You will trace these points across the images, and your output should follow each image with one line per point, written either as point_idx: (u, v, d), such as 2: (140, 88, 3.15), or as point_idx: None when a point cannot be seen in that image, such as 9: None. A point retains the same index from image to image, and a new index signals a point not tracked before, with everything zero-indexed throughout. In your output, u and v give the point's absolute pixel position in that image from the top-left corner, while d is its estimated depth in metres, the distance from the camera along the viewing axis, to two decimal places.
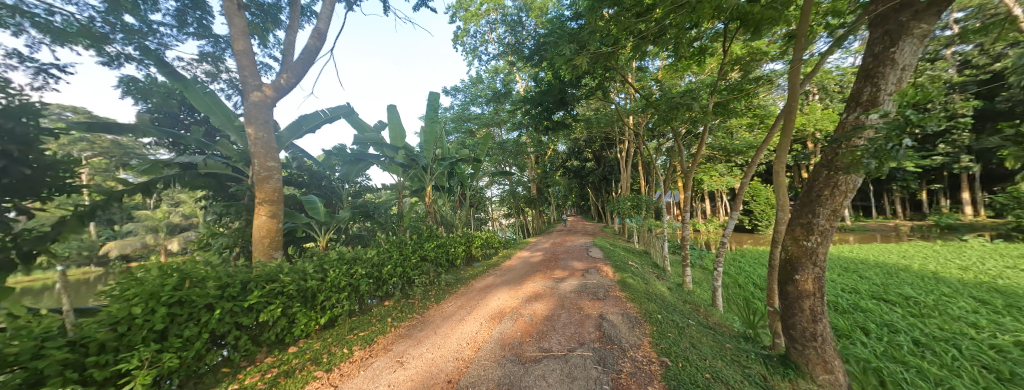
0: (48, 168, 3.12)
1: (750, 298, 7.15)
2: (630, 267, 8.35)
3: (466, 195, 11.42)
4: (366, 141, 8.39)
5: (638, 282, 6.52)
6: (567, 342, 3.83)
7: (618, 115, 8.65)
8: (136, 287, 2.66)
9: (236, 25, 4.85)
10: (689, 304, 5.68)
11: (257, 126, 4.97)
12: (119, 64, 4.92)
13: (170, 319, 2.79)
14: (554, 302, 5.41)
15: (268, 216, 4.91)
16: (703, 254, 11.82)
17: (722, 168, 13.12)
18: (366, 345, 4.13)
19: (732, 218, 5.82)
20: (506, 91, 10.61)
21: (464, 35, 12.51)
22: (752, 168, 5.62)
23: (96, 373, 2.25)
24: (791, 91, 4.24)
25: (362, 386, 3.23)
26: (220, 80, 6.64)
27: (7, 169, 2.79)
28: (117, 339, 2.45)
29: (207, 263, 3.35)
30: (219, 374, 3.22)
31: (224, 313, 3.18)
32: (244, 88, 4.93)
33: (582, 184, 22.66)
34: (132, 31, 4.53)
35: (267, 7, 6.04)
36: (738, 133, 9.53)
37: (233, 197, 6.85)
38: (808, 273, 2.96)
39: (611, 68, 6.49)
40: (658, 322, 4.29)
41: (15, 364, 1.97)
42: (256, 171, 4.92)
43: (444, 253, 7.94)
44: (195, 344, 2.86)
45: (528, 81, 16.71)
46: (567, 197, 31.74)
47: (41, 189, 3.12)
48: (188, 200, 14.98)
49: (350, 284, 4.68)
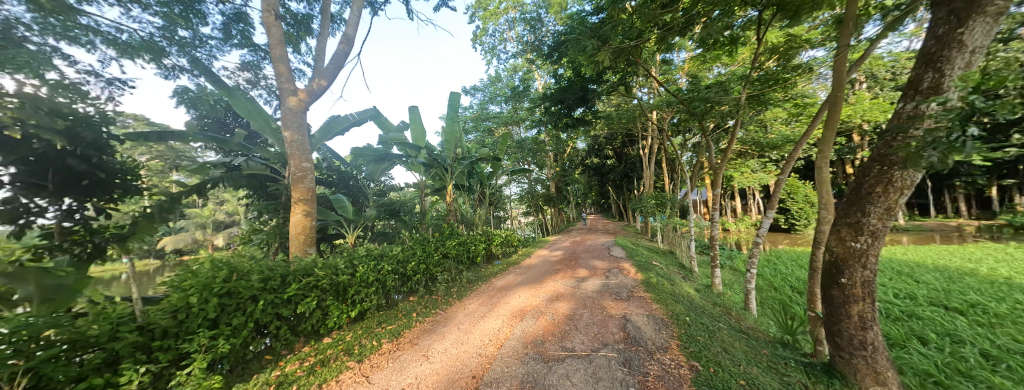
0: (119, 172, 3.50)
1: (787, 302, 6.72)
2: (654, 266, 8.11)
3: (486, 194, 11.53)
4: (391, 141, 8.66)
5: (664, 283, 6.32)
6: (590, 342, 3.79)
7: (641, 110, 8.36)
8: (191, 279, 2.92)
9: (273, 35, 5.17)
10: (719, 306, 5.42)
11: (293, 130, 5.27)
12: (174, 75, 5.37)
13: (220, 308, 3.03)
14: (576, 301, 5.38)
15: (303, 213, 5.21)
16: (734, 255, 11.24)
17: (754, 164, 12.41)
18: (394, 339, 4.29)
19: (766, 217, 5.45)
20: (525, 88, 10.55)
21: (483, 34, 12.62)
22: (789, 165, 5.20)
23: (160, 356, 2.50)
24: (835, 81, 3.93)
25: (391, 377, 3.36)
26: (260, 87, 7.09)
27: (85, 172, 3.20)
28: (177, 326, 2.70)
29: (251, 257, 3.60)
30: (263, 360, 3.48)
31: (266, 305, 3.41)
32: (282, 93, 5.25)
33: (603, 181, 22.18)
34: (185, 44, 4.94)
35: (301, 16, 6.40)
36: (773, 127, 8.95)
37: (271, 196, 7.32)
38: (856, 275, 2.75)
39: (633, 63, 6.28)
40: (687, 325, 4.14)
41: (96, 345, 2.23)
42: (292, 172, 5.22)
43: (465, 251, 8.07)
44: (241, 332, 3.10)
45: (547, 78, 16.58)
46: (587, 195, 31.18)
47: (114, 191, 3.51)
48: (231, 199, 16.26)
49: (377, 279, 4.88)
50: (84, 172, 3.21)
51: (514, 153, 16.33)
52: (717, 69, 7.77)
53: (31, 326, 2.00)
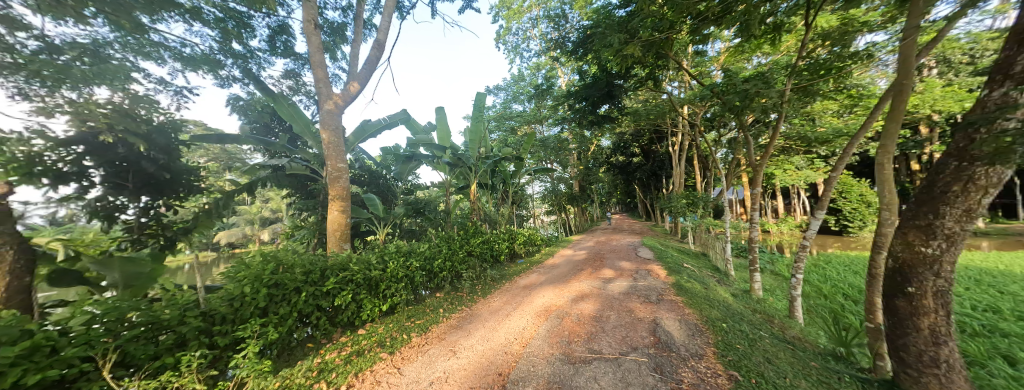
0: (182, 173, 3.87)
1: (839, 312, 6.14)
2: (685, 269, 7.75)
3: (509, 192, 11.57)
4: (418, 142, 8.92)
5: (697, 287, 6.02)
6: (618, 346, 3.69)
7: (671, 105, 7.96)
8: (245, 270, 3.20)
9: (313, 43, 5.50)
10: (759, 313, 5.07)
11: (330, 132, 5.59)
12: (228, 84, 5.88)
13: (270, 298, 3.29)
14: (602, 303, 5.25)
15: (339, 211, 5.51)
16: (775, 259, 10.45)
17: (800, 161, 11.43)
18: (423, 333, 4.43)
19: (815, 219, 5.00)
20: (549, 86, 10.44)
21: (506, 33, 12.62)
22: (843, 161, 4.73)
23: (220, 340, 2.75)
24: (899, 67, 3.52)
25: (421, 370, 3.48)
26: (300, 93, 7.58)
27: (156, 174, 3.58)
28: (233, 313, 2.96)
29: (294, 251, 3.87)
30: (305, 348, 3.73)
31: (308, 296, 3.66)
32: (321, 98, 5.58)
33: (629, 180, 21.49)
34: (237, 55, 5.39)
35: (337, 25, 6.75)
36: (822, 120, 8.20)
37: (311, 194, 7.81)
38: (926, 284, 2.45)
39: (663, 57, 6.00)
40: (724, 331, 3.91)
41: (167, 328, 2.49)
42: (330, 172, 5.53)
43: (489, 249, 8.17)
44: (287, 321, 3.35)
45: (572, 75, 16.30)
46: (612, 194, 30.33)
47: (180, 190, 3.90)
48: (275, 197, 17.66)
49: (406, 275, 5.08)
50: (155, 173, 3.60)
51: (537, 152, 16.21)
52: (756, 59, 7.22)
53: (119, 308, 2.28)
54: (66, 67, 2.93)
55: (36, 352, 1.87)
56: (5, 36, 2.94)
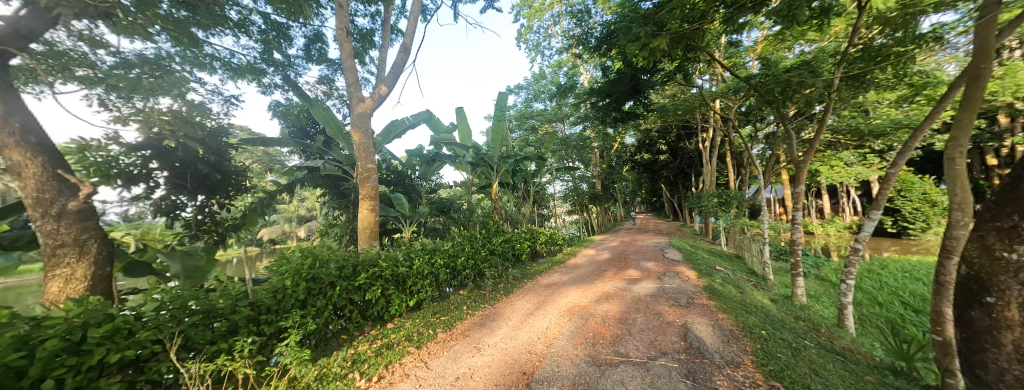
0: (233, 175, 4.20)
1: (898, 323, 5.55)
2: (718, 272, 7.34)
3: (530, 192, 11.51)
4: (442, 142, 9.09)
5: (731, 291, 5.70)
6: (647, 350, 3.58)
7: (701, 100, 7.57)
8: (286, 265, 3.41)
9: (345, 50, 5.76)
10: (803, 321, 4.70)
11: (361, 134, 5.84)
12: (270, 91, 6.32)
13: (308, 291, 3.50)
14: (628, 304, 5.10)
15: (369, 209, 5.75)
16: (821, 263, 9.66)
17: (850, 157, 10.45)
18: (448, 329, 4.53)
19: (869, 220, 4.54)
20: (571, 84, 10.27)
21: (528, 32, 12.54)
22: (902, 156, 4.27)
23: (266, 328, 2.97)
24: (974, 50, 3.12)
25: (446, 365, 3.55)
26: (333, 97, 7.98)
27: (210, 174, 3.92)
28: (276, 304, 3.18)
29: (328, 248, 4.07)
30: (340, 339, 3.94)
31: (342, 291, 3.84)
32: (352, 101, 5.85)
33: (655, 179, 20.71)
34: (278, 64, 5.78)
35: (365, 31, 7.03)
36: (875, 112, 7.46)
37: (343, 194, 8.19)
38: (1009, 295, 2.13)
39: (694, 49, 5.72)
40: (763, 339, 3.67)
41: (221, 316, 2.72)
42: (360, 172, 5.78)
43: (510, 248, 8.19)
44: (324, 313, 3.54)
45: (595, 72, 15.99)
46: (637, 193, 29.39)
47: (230, 189, 4.24)
48: (311, 196, 18.79)
49: (431, 272, 5.22)
50: (209, 174, 3.93)
51: (559, 151, 16.02)
52: (798, 47, 6.68)
53: (181, 297, 2.53)
54: (137, 81, 3.32)
55: (117, 333, 2.12)
56: (87, 54, 3.37)
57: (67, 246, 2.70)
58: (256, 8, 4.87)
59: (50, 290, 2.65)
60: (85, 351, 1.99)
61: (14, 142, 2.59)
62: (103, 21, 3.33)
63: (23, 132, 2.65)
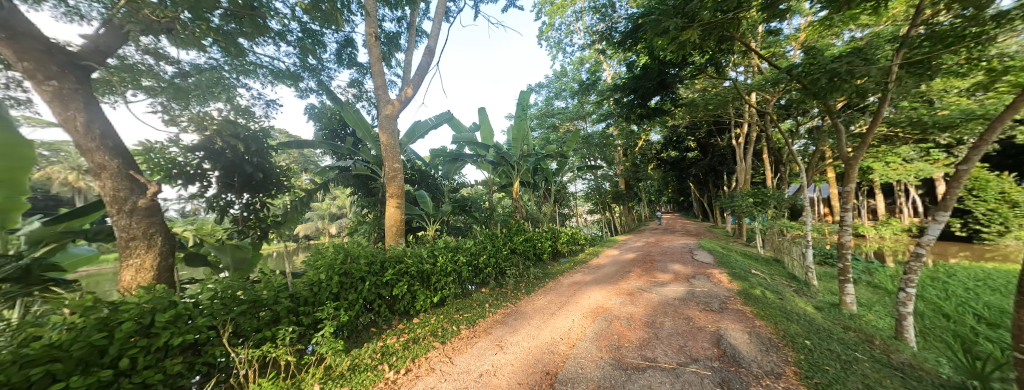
0: (273, 175, 4.48)
1: (969, 338, 4.94)
2: (753, 276, 6.90)
3: (551, 191, 11.41)
4: (464, 142, 9.22)
5: (769, 296, 5.35)
6: (676, 355, 3.45)
7: (735, 93, 7.14)
8: (321, 259, 3.60)
9: (373, 54, 5.98)
10: (853, 331, 4.33)
11: (388, 135, 6.05)
12: (306, 95, 6.71)
13: (341, 285, 3.67)
14: (654, 307, 4.93)
15: (396, 208, 5.94)
16: (873, 269, 8.83)
17: (908, 153, 9.44)
18: (471, 326, 4.59)
19: (934, 223, 4.07)
20: (593, 81, 10.04)
21: (549, 29, 12.42)
22: (976, 151, 3.79)
23: (305, 319, 3.16)
24: None
25: (471, 362, 3.60)
26: (362, 100, 8.32)
27: (254, 174, 4.22)
28: (313, 296, 3.36)
29: (358, 244, 4.24)
30: (370, 332, 4.11)
31: (371, 285, 3.99)
32: (380, 104, 6.08)
33: (683, 177, 19.86)
34: (313, 69, 6.11)
35: (392, 34, 7.27)
36: (941, 102, 6.68)
37: (372, 192, 8.52)
38: None
39: (727, 39, 5.39)
40: (807, 349, 3.42)
41: (265, 306, 2.91)
42: (387, 172, 5.98)
43: (532, 247, 8.17)
44: (355, 306, 3.70)
45: (618, 68, 15.55)
46: (663, 192, 28.33)
47: (271, 188, 4.52)
48: (341, 195, 19.80)
49: (454, 270, 5.32)
50: (253, 173, 4.23)
51: (581, 149, 15.79)
52: (848, 33, 6.12)
53: (232, 287, 2.73)
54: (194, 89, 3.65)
55: (178, 319, 2.34)
56: (153, 66, 3.74)
57: (138, 239, 3.02)
58: (294, 17, 5.17)
59: (124, 278, 2.97)
60: (154, 333, 2.22)
61: (95, 146, 2.92)
62: (165, 36, 3.68)
63: (102, 137, 2.98)
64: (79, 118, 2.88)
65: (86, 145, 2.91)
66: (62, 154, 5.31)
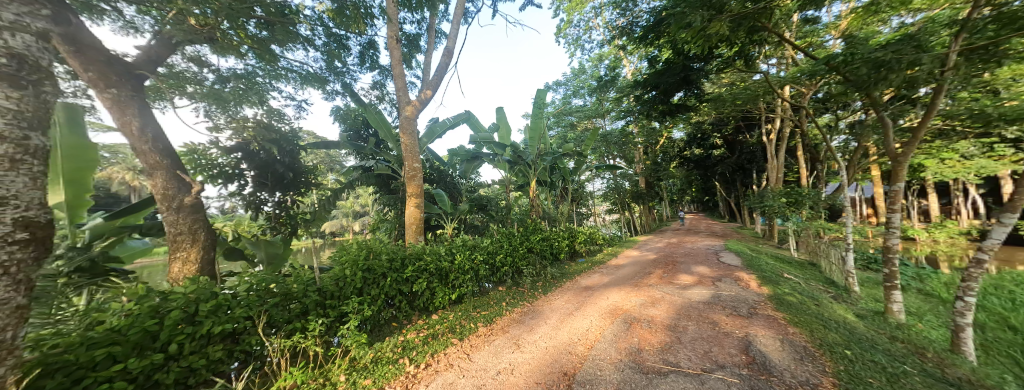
0: (301, 174, 4.69)
1: None
2: (785, 280, 6.52)
3: (568, 190, 11.30)
4: (481, 141, 9.29)
5: (803, 302, 5.04)
6: (701, 360, 3.32)
7: (766, 87, 6.75)
8: (346, 255, 3.73)
9: (395, 56, 6.13)
10: (901, 343, 3.99)
11: (408, 135, 6.19)
12: (332, 98, 6.98)
13: (364, 281, 3.79)
14: (677, 311, 4.76)
15: (415, 206, 6.08)
16: (925, 275, 8.09)
17: (966, 149, 8.57)
18: (488, 323, 4.63)
19: (998, 226, 3.67)
20: (612, 78, 9.82)
21: (567, 26, 12.25)
22: None
23: (331, 312, 3.29)
24: None
25: (488, 359, 3.63)
26: (384, 101, 8.56)
27: (285, 173, 4.45)
28: (339, 290, 3.49)
29: (380, 241, 4.37)
30: (391, 326, 4.24)
31: (392, 282, 4.10)
32: (401, 105, 6.24)
33: (707, 176, 19.08)
34: (338, 72, 6.34)
35: (413, 36, 7.42)
36: (1007, 92, 6.02)
37: (393, 191, 8.77)
38: None
39: (758, 30, 5.10)
40: (848, 360, 3.19)
41: (295, 298, 3.07)
42: (407, 171, 6.12)
43: (548, 246, 8.13)
44: (377, 302, 3.81)
45: (639, 64, 15.12)
46: (686, 191, 27.35)
47: (300, 187, 4.74)
48: (364, 194, 20.54)
49: (472, 267, 5.39)
50: (283, 173, 4.45)
51: (600, 147, 15.52)
52: (895, 19, 5.63)
53: (266, 280, 2.90)
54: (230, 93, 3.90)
55: (219, 309, 2.51)
56: (197, 74, 4.03)
57: (183, 234, 3.26)
58: (321, 23, 5.39)
59: (173, 269, 3.24)
60: (198, 321, 2.39)
61: (148, 149, 3.19)
62: (207, 45, 3.95)
63: (153, 140, 3.24)
64: (134, 122, 3.15)
65: (140, 147, 3.17)
66: (120, 157, 5.85)
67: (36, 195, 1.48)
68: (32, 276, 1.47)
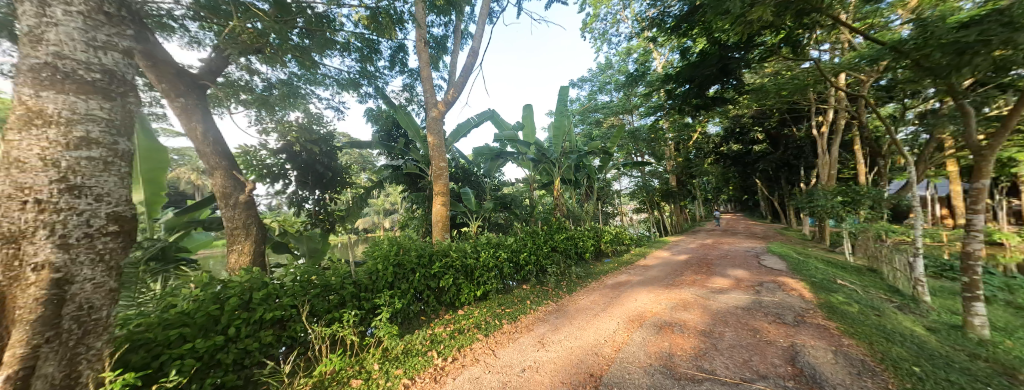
0: (337, 173, 4.96)
1: None
2: (838, 287, 5.94)
3: (593, 189, 11.05)
4: (505, 140, 9.31)
5: (860, 312, 4.56)
6: (740, 369, 3.12)
7: (816, 75, 6.15)
8: (378, 250, 3.88)
9: (423, 59, 6.30)
10: (984, 362, 3.50)
11: (435, 135, 6.34)
12: (365, 100, 7.32)
13: (395, 275, 3.94)
14: (713, 316, 4.51)
15: (441, 204, 6.23)
16: (1015, 286, 7.02)
17: None
18: (513, 321, 4.65)
19: None
20: (640, 73, 9.45)
21: (593, 20, 11.94)
22: None
23: (365, 304, 3.47)
24: None
25: (513, 356, 3.65)
26: (413, 103, 8.85)
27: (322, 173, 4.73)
28: (372, 283, 3.67)
29: (409, 237, 4.52)
30: (419, 319, 4.39)
31: (420, 277, 4.23)
32: (428, 106, 6.41)
33: (746, 173, 17.84)
34: (370, 75, 6.63)
35: (440, 38, 7.59)
36: None
37: (421, 189, 9.04)
38: None
39: (807, 14, 4.64)
40: (916, 377, 2.85)
41: (333, 290, 3.27)
42: (434, 170, 6.30)
43: (573, 246, 8.00)
44: (407, 295, 3.95)
45: (670, 56, 14.38)
46: (721, 189, 25.73)
47: (336, 185, 5.03)
48: (393, 192, 21.31)
49: (496, 265, 5.45)
50: (321, 172, 4.74)
51: (627, 144, 14.98)
52: None
53: (308, 272, 3.13)
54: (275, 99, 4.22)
55: (270, 297, 2.74)
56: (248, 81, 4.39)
57: (239, 228, 3.59)
58: (355, 30, 5.67)
59: (231, 260, 3.58)
60: (252, 308, 2.64)
61: (209, 151, 3.54)
62: (256, 55, 4.29)
63: (214, 143, 3.59)
64: (199, 127, 3.52)
65: (203, 149, 3.53)
66: (186, 159, 6.53)
67: (125, 194, 1.69)
68: (121, 263, 1.69)
